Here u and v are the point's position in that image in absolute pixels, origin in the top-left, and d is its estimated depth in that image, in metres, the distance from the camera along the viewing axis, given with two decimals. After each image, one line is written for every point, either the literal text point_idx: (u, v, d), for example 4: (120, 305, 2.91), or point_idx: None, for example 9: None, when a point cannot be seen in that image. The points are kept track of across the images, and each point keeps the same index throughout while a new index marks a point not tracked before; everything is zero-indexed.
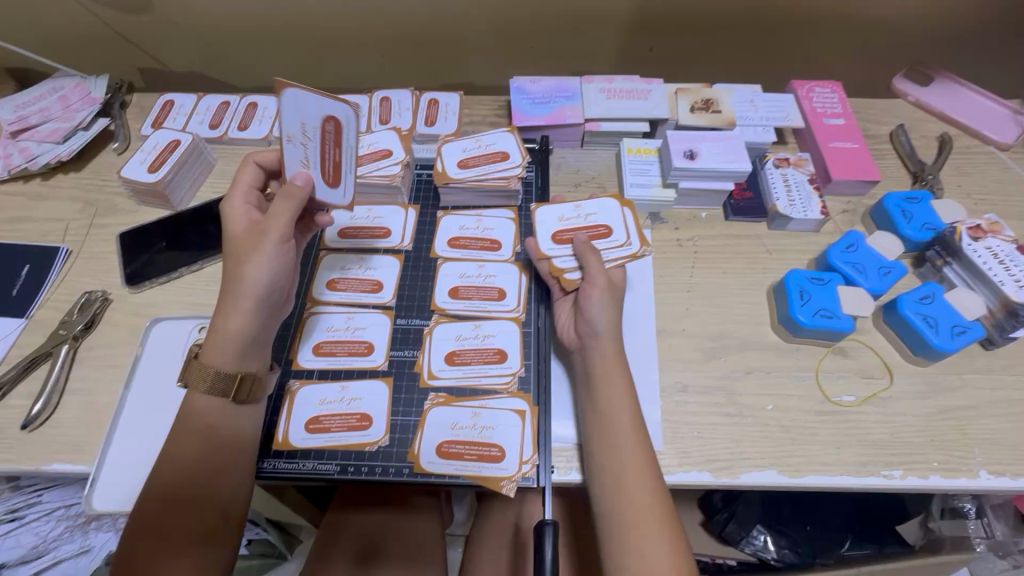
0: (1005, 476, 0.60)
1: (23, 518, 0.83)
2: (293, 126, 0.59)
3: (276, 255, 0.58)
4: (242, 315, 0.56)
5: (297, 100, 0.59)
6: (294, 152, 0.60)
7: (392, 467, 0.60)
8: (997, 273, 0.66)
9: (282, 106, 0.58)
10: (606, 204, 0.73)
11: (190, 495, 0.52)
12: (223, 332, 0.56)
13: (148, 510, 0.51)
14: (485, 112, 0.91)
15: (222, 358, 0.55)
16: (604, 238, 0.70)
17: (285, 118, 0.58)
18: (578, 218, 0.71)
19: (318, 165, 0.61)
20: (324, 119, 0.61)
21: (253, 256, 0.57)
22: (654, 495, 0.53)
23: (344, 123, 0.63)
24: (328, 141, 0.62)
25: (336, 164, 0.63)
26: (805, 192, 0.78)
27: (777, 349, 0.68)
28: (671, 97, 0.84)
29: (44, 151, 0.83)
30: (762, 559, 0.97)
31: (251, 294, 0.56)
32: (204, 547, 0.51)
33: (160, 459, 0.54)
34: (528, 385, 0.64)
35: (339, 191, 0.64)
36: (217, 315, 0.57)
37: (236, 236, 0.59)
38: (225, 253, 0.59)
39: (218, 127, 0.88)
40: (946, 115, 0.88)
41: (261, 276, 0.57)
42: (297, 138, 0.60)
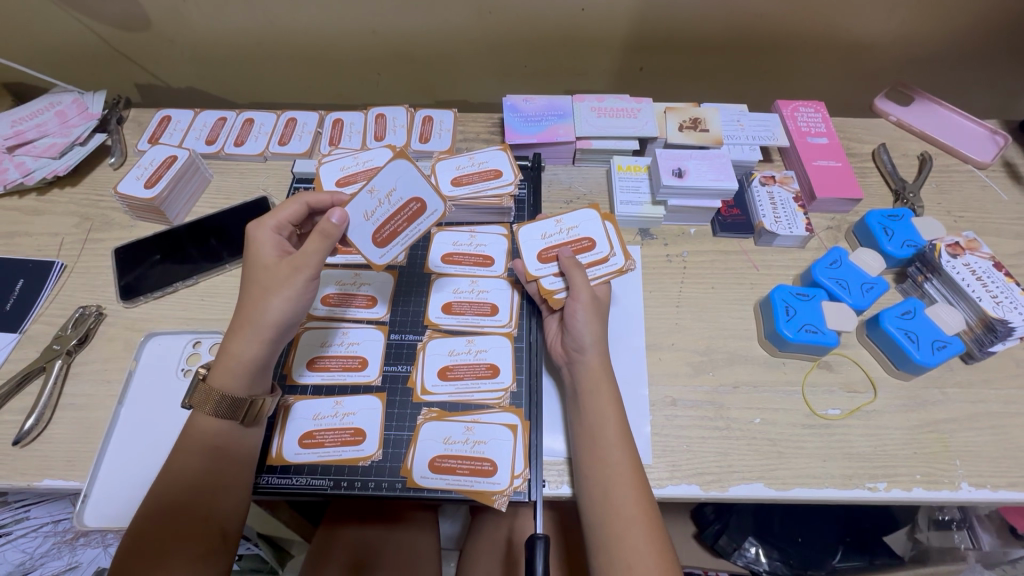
0: (986, 488, 0.61)
1: (9, 535, 0.82)
2: (383, 186, 0.59)
3: (302, 292, 0.59)
4: (260, 343, 0.57)
5: (403, 170, 0.59)
6: (365, 203, 0.58)
7: (385, 482, 0.60)
8: (976, 289, 0.68)
9: (388, 166, 0.58)
10: (586, 215, 0.73)
11: (191, 512, 0.53)
12: (240, 358, 0.57)
13: (150, 521, 0.52)
14: (479, 129, 0.92)
15: (233, 384, 0.56)
16: (588, 252, 0.70)
17: (382, 175, 0.58)
18: (560, 234, 0.72)
19: (377, 224, 0.60)
20: (413, 198, 0.60)
21: (281, 288, 0.58)
22: (641, 507, 0.54)
23: (428, 211, 0.61)
24: (402, 215, 0.60)
25: (393, 233, 0.61)
26: (791, 209, 0.80)
27: (764, 363, 0.70)
28: (660, 116, 0.86)
29: (40, 166, 0.83)
30: (753, 571, 0.96)
31: (268, 325, 0.57)
32: (202, 564, 0.51)
33: (160, 475, 0.54)
34: (520, 400, 0.65)
35: (379, 252, 0.61)
36: (231, 338, 0.57)
37: (269, 267, 0.59)
38: (248, 276, 0.60)
39: (215, 143, 0.89)
40: (925, 135, 0.91)
41: (285, 309, 0.58)
42: (378, 195, 0.59)
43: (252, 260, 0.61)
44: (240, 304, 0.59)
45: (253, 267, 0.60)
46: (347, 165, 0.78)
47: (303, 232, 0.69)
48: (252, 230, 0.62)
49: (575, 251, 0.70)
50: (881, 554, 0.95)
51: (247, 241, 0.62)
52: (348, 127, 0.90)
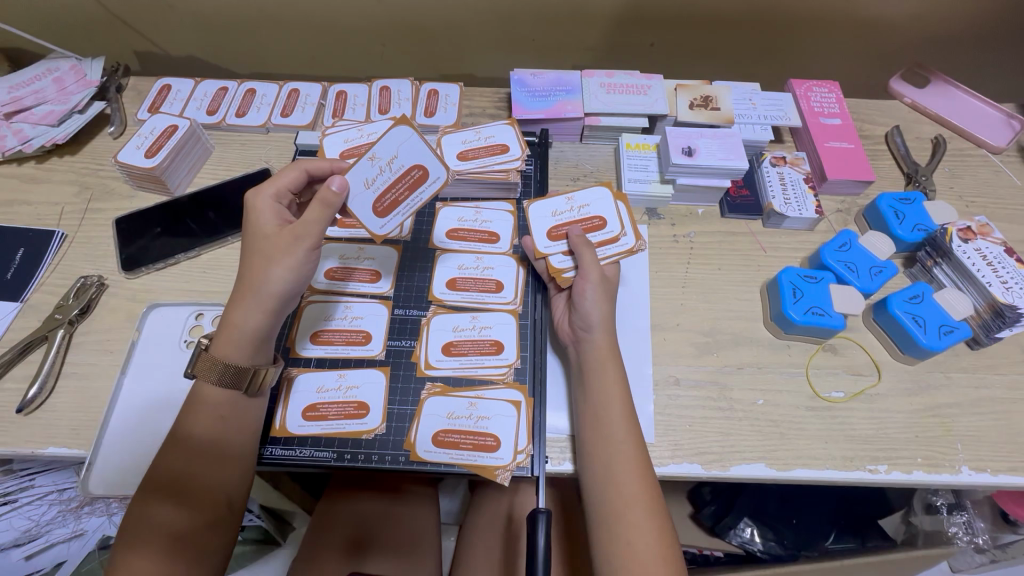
0: (986, 472, 0.62)
1: (15, 502, 0.81)
2: (384, 153, 0.58)
3: (305, 262, 0.58)
4: (262, 313, 0.57)
5: (405, 136, 0.58)
6: (365, 170, 0.58)
7: (389, 455, 0.61)
8: (986, 274, 0.68)
9: (389, 133, 0.58)
10: (598, 194, 0.72)
11: (196, 483, 0.53)
12: (242, 327, 0.56)
13: (157, 488, 0.52)
14: (485, 104, 0.90)
15: (236, 353, 0.56)
16: (599, 230, 0.69)
17: (383, 142, 0.58)
18: (571, 212, 0.71)
19: (378, 192, 0.59)
20: (415, 165, 0.59)
21: (282, 257, 0.57)
22: (644, 484, 0.55)
23: (430, 179, 0.60)
24: (403, 182, 0.60)
25: (393, 202, 0.60)
26: (801, 191, 0.78)
27: (769, 345, 0.69)
28: (671, 93, 0.84)
29: (39, 134, 0.82)
30: (748, 551, 0.96)
31: (272, 295, 0.57)
32: (207, 533, 0.52)
33: (166, 444, 0.54)
34: (524, 376, 0.65)
35: (379, 223, 0.60)
36: (233, 307, 0.57)
37: (269, 236, 0.58)
38: (250, 246, 0.59)
39: (216, 113, 0.87)
40: (940, 118, 0.89)
41: (287, 280, 0.57)
42: (379, 162, 0.58)
43: (251, 228, 0.60)
44: (241, 273, 0.59)
45: (253, 236, 0.59)
46: (351, 137, 0.76)
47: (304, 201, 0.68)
48: (250, 198, 0.61)
49: (585, 229, 0.70)
50: (873, 536, 0.97)
51: (247, 210, 0.61)
52: (352, 99, 0.88)
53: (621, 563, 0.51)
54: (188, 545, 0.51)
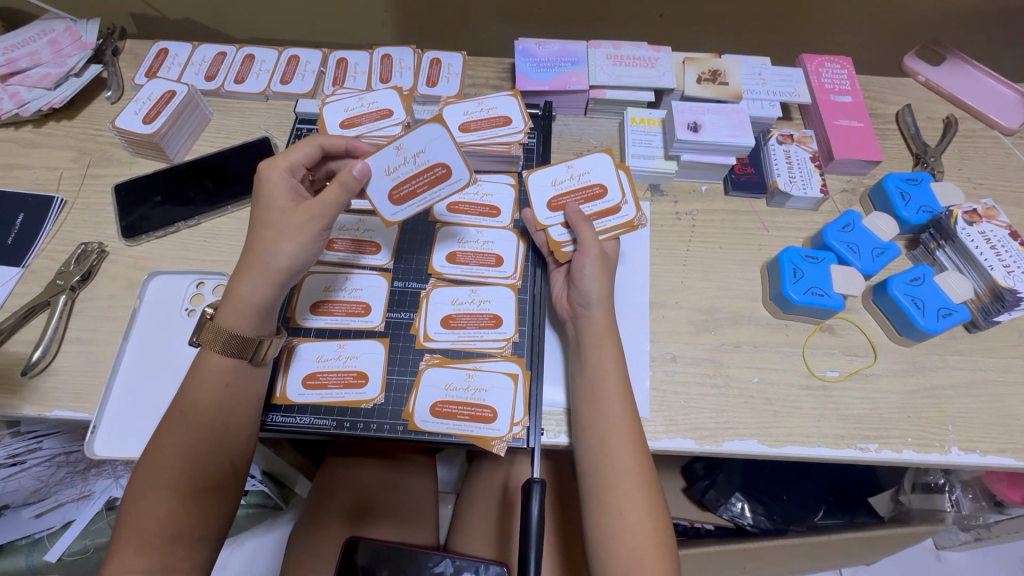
0: (974, 452, 0.63)
1: (24, 463, 0.81)
2: (412, 146, 0.58)
3: (315, 240, 0.58)
4: (269, 286, 0.57)
5: (436, 134, 0.58)
6: (388, 157, 0.58)
7: (387, 424, 0.62)
8: (987, 257, 0.67)
9: (421, 127, 0.57)
10: (599, 160, 0.70)
11: (201, 449, 0.54)
12: (249, 299, 0.56)
13: (162, 452, 0.53)
14: (489, 75, 0.89)
15: (242, 323, 0.56)
16: (599, 199, 0.69)
17: (413, 134, 0.57)
18: (571, 180, 0.70)
19: (396, 181, 0.59)
20: (439, 163, 0.59)
21: (295, 234, 0.57)
22: (637, 457, 0.56)
23: (452, 180, 0.61)
24: (425, 176, 0.60)
25: (411, 193, 0.61)
26: (806, 170, 0.77)
27: (767, 324, 0.70)
28: (678, 67, 0.82)
29: (35, 97, 0.81)
30: (738, 525, 0.99)
31: (279, 269, 0.57)
32: (212, 497, 0.54)
33: (172, 409, 0.55)
34: (522, 350, 0.66)
35: (392, 210, 0.61)
36: (240, 278, 0.57)
37: (283, 211, 0.58)
38: (260, 217, 0.59)
39: (215, 79, 0.85)
40: (954, 97, 0.87)
41: (296, 256, 0.57)
42: (404, 153, 0.58)
43: (263, 199, 0.59)
44: (250, 243, 0.58)
45: (265, 207, 0.59)
46: (351, 106, 0.75)
47: (316, 178, 0.68)
48: (263, 169, 0.60)
49: (585, 199, 0.69)
50: (862, 513, 0.98)
51: (259, 181, 0.60)
52: (353, 67, 0.86)
53: (612, 532, 0.53)
54: (195, 508, 0.53)
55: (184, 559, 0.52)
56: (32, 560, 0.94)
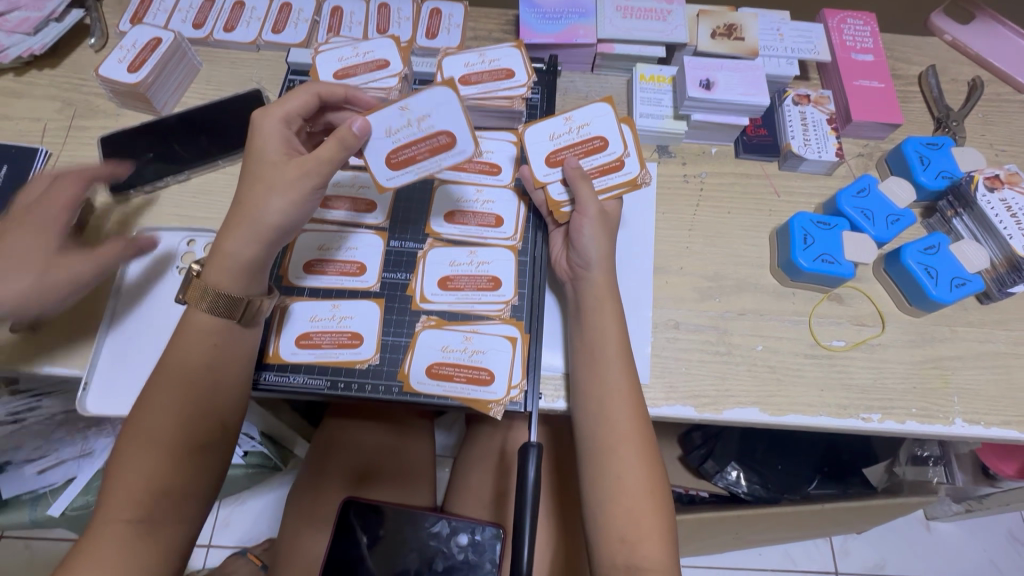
0: (978, 425, 0.62)
1: (23, 421, 0.84)
2: (417, 108, 0.56)
3: (307, 197, 0.56)
4: (258, 243, 0.55)
5: (444, 99, 0.55)
6: (391, 118, 0.56)
7: (382, 385, 0.61)
8: (1008, 226, 0.65)
9: (430, 89, 0.55)
10: (600, 110, 0.67)
11: (188, 410, 0.53)
12: (237, 256, 0.54)
13: (150, 410, 0.52)
14: (491, 27, 0.84)
15: (230, 281, 0.54)
16: (599, 153, 0.66)
17: (420, 96, 0.55)
18: (570, 133, 0.67)
19: (397, 145, 0.57)
20: (443, 132, 0.57)
21: (286, 188, 0.55)
22: (635, 421, 0.55)
23: (455, 150, 0.57)
24: (427, 144, 0.57)
25: (410, 159, 0.58)
26: (822, 132, 0.74)
27: (773, 292, 0.68)
28: (692, 20, 0.78)
29: (14, 43, 0.77)
30: (733, 493, 0.99)
31: (270, 226, 0.55)
32: (201, 457, 0.53)
33: (159, 368, 0.54)
34: (521, 313, 0.64)
35: (389, 175, 0.58)
36: (228, 233, 0.55)
37: (275, 162, 0.56)
38: (252, 169, 0.56)
39: (203, 27, 0.81)
40: (982, 58, 0.83)
41: (287, 214, 0.55)
42: (409, 115, 0.56)
43: (254, 150, 0.57)
44: (239, 197, 0.56)
45: (257, 159, 0.56)
46: (345, 55, 0.72)
47: (312, 131, 0.65)
48: (257, 118, 0.58)
49: (586, 153, 0.66)
50: (855, 483, 1.00)
51: (253, 130, 0.58)
52: (348, 16, 0.82)
53: (611, 495, 0.53)
54: (183, 468, 0.52)
55: (173, 517, 0.51)
56: (36, 515, 0.90)
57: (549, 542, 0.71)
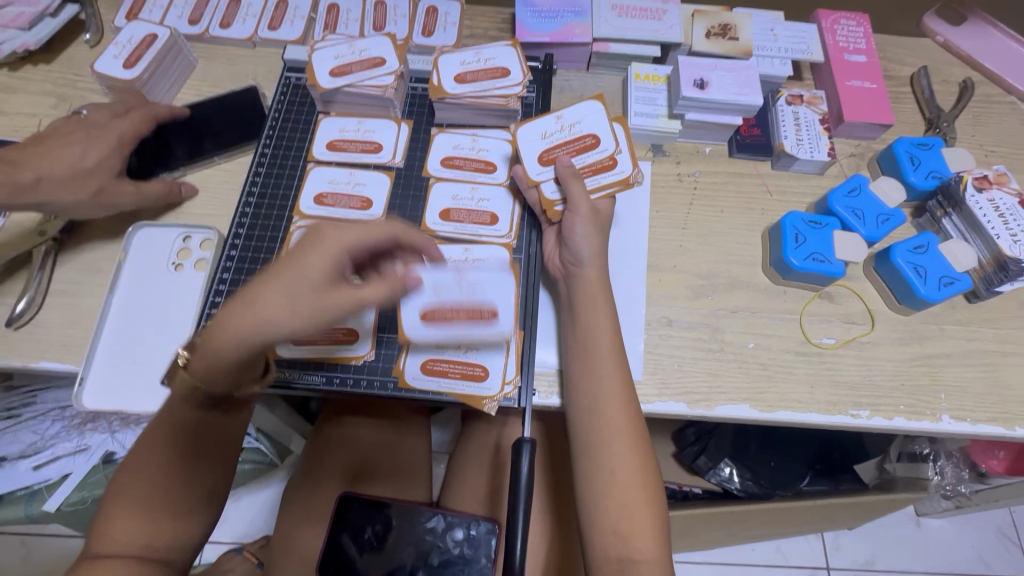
0: (965, 421, 0.63)
1: (18, 417, 0.89)
2: (477, 254, 0.67)
3: (306, 323, 0.44)
4: (242, 349, 0.44)
5: (497, 250, 0.67)
6: (453, 252, 0.67)
7: (377, 381, 0.62)
8: (995, 226, 0.66)
9: (492, 244, 0.67)
10: (589, 109, 0.68)
11: (174, 472, 0.52)
12: (223, 353, 0.45)
13: (138, 470, 0.51)
14: (488, 25, 0.84)
15: (213, 375, 0.47)
16: (592, 150, 0.67)
17: (484, 247, 0.67)
18: (562, 131, 0.68)
19: (439, 302, 0.59)
20: (486, 308, 0.60)
21: (299, 322, 0.44)
22: (626, 416, 0.56)
23: (488, 327, 0.60)
24: (466, 313, 0.60)
25: (443, 321, 0.59)
26: (814, 132, 0.75)
27: (765, 290, 0.68)
28: (687, 20, 0.78)
29: (9, 38, 0.77)
30: (725, 489, 1.00)
31: (259, 338, 0.44)
32: (186, 516, 0.53)
33: (147, 430, 0.52)
34: (515, 310, 0.65)
35: (414, 324, 0.60)
36: (226, 317, 0.45)
37: (306, 276, 0.45)
38: (287, 262, 0.46)
39: (199, 23, 0.81)
40: (972, 60, 0.84)
41: (281, 333, 0.44)
42: (467, 256, 0.67)
43: (303, 242, 0.47)
44: (258, 279, 0.46)
45: (299, 261, 0.45)
46: (341, 53, 0.72)
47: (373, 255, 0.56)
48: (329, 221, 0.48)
49: (577, 150, 0.67)
50: (845, 479, 1.01)
51: (318, 230, 0.48)
52: (345, 13, 0.82)
53: (604, 489, 0.54)
54: (168, 530, 0.52)
55: (164, 539, 0.51)
56: (31, 510, 0.90)
57: (543, 536, 0.72)
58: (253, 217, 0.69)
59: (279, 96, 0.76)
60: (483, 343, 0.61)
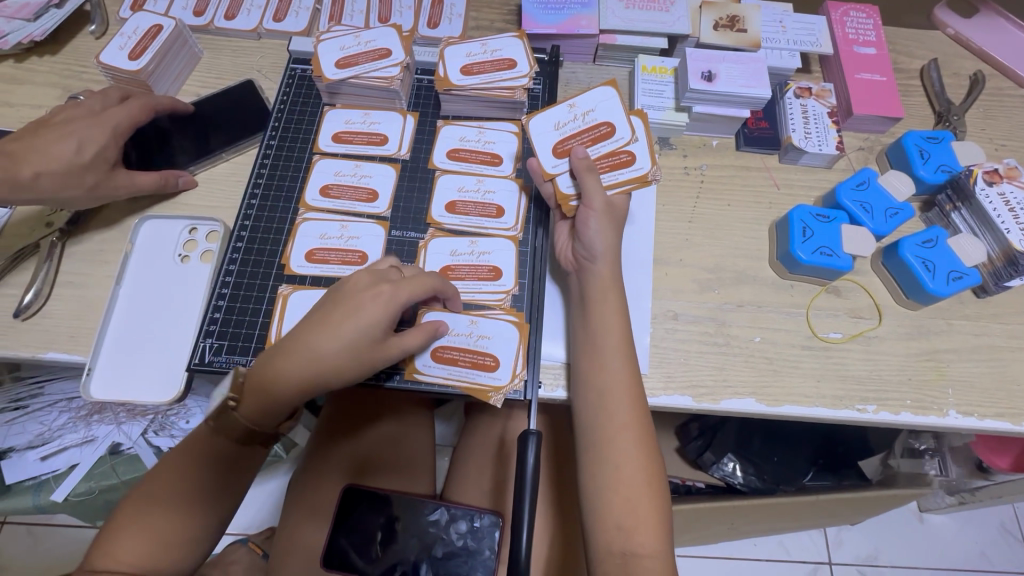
0: (972, 417, 0.63)
1: (26, 408, 0.90)
2: (483, 246, 0.67)
3: (353, 365, 0.53)
4: (297, 385, 0.52)
5: (505, 247, 0.67)
6: (459, 244, 0.67)
7: (383, 373, 0.62)
8: (1005, 221, 0.65)
9: (499, 237, 0.67)
10: (602, 95, 0.68)
11: (193, 497, 0.54)
12: (279, 388, 0.52)
13: (159, 488, 0.54)
14: (493, 17, 0.84)
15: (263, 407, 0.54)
16: (606, 139, 0.66)
17: (489, 239, 0.67)
18: (576, 121, 0.67)
19: (449, 343, 0.62)
20: (491, 354, 0.62)
21: (352, 369, 0.53)
22: (635, 412, 0.56)
23: (489, 373, 0.61)
24: (471, 356, 0.61)
25: (450, 359, 0.61)
26: (823, 125, 0.74)
27: (771, 284, 0.68)
28: (695, 12, 0.78)
29: (14, 29, 0.77)
30: (729, 483, 1.00)
31: (314, 376, 0.52)
32: (192, 541, 0.54)
33: (177, 455, 0.55)
34: (521, 303, 0.65)
35: (423, 361, 0.61)
36: (289, 355, 0.53)
37: (361, 327, 0.52)
38: (344, 309, 0.54)
39: (204, 15, 0.80)
40: (984, 52, 0.83)
41: (331, 373, 0.53)
42: (473, 248, 0.67)
43: (358, 291, 0.54)
44: (316, 321, 0.54)
45: (354, 309, 0.53)
46: (347, 44, 0.71)
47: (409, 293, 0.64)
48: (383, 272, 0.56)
49: (592, 139, 0.66)
50: (849, 475, 1.01)
51: (371, 280, 0.55)
52: (350, 4, 0.81)
53: (610, 484, 0.54)
54: (169, 552, 0.53)
55: (165, 557, 0.52)
56: (39, 500, 0.89)
57: (548, 529, 0.72)
58: (258, 209, 0.69)
59: (284, 89, 0.76)
60: (483, 380, 0.61)
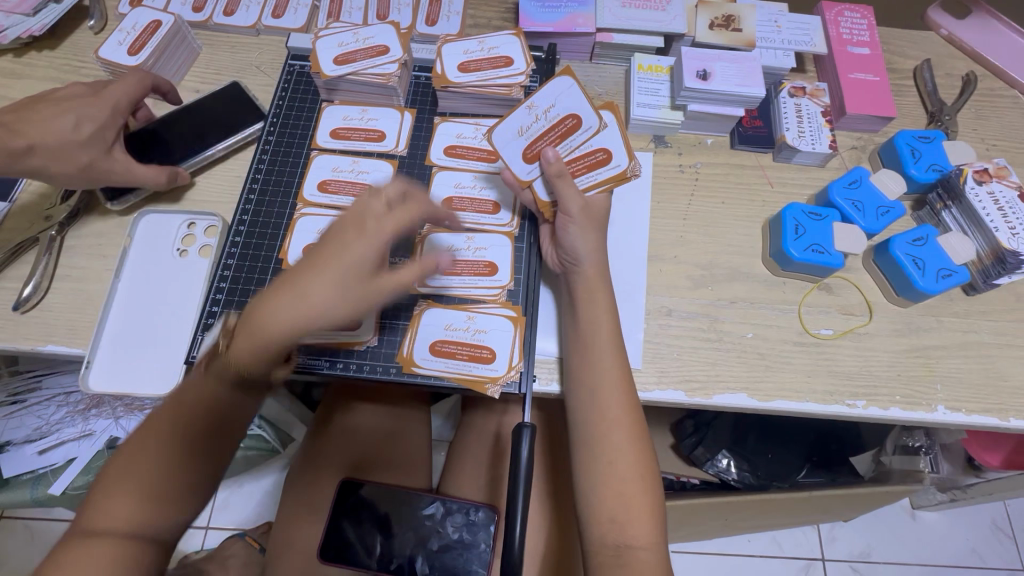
0: (959, 412, 0.64)
1: (24, 402, 0.91)
2: (479, 242, 0.68)
3: (350, 304, 0.48)
4: (288, 325, 0.47)
5: (502, 243, 0.68)
6: (456, 240, 0.68)
7: (380, 367, 0.62)
8: (994, 219, 0.66)
9: (495, 233, 0.68)
10: (561, 85, 0.64)
11: (178, 456, 0.52)
12: (268, 332, 0.48)
13: (144, 448, 0.52)
14: (491, 15, 0.84)
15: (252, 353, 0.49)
16: (576, 131, 0.64)
17: (486, 235, 0.68)
18: (539, 121, 0.64)
19: (447, 337, 0.63)
20: (488, 347, 0.62)
21: (349, 303, 0.48)
22: (625, 408, 0.56)
23: (486, 367, 0.62)
24: (468, 349, 0.62)
25: (449, 353, 0.62)
26: (816, 124, 0.75)
27: (764, 281, 0.69)
28: (691, 11, 0.78)
29: (13, 24, 0.77)
30: (723, 480, 1.01)
31: (307, 317, 0.47)
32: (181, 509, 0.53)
33: (162, 410, 0.53)
34: (516, 299, 0.65)
35: (423, 355, 0.62)
36: (278, 295, 0.48)
37: (352, 259, 0.48)
38: (332, 246, 0.49)
39: (203, 11, 0.81)
40: (976, 53, 0.84)
41: (324, 315, 0.48)
42: (470, 244, 0.67)
43: (346, 228, 0.50)
44: (304, 259, 0.49)
45: (344, 245, 0.49)
46: (345, 41, 0.72)
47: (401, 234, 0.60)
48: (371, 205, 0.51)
49: (561, 136, 0.64)
50: (842, 472, 1.04)
51: (359, 215, 0.51)
52: (348, 2, 0.82)
53: (600, 478, 0.55)
54: (158, 519, 0.52)
55: (156, 524, 0.52)
56: (37, 493, 0.90)
57: (542, 522, 0.73)
58: (256, 207, 0.70)
59: (283, 85, 0.76)
60: (479, 372, 0.62)
